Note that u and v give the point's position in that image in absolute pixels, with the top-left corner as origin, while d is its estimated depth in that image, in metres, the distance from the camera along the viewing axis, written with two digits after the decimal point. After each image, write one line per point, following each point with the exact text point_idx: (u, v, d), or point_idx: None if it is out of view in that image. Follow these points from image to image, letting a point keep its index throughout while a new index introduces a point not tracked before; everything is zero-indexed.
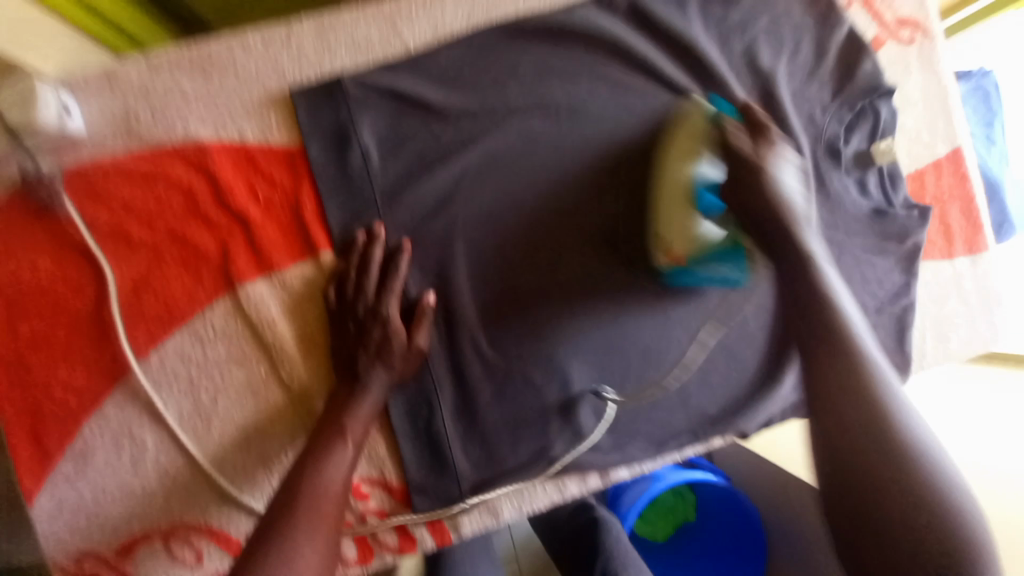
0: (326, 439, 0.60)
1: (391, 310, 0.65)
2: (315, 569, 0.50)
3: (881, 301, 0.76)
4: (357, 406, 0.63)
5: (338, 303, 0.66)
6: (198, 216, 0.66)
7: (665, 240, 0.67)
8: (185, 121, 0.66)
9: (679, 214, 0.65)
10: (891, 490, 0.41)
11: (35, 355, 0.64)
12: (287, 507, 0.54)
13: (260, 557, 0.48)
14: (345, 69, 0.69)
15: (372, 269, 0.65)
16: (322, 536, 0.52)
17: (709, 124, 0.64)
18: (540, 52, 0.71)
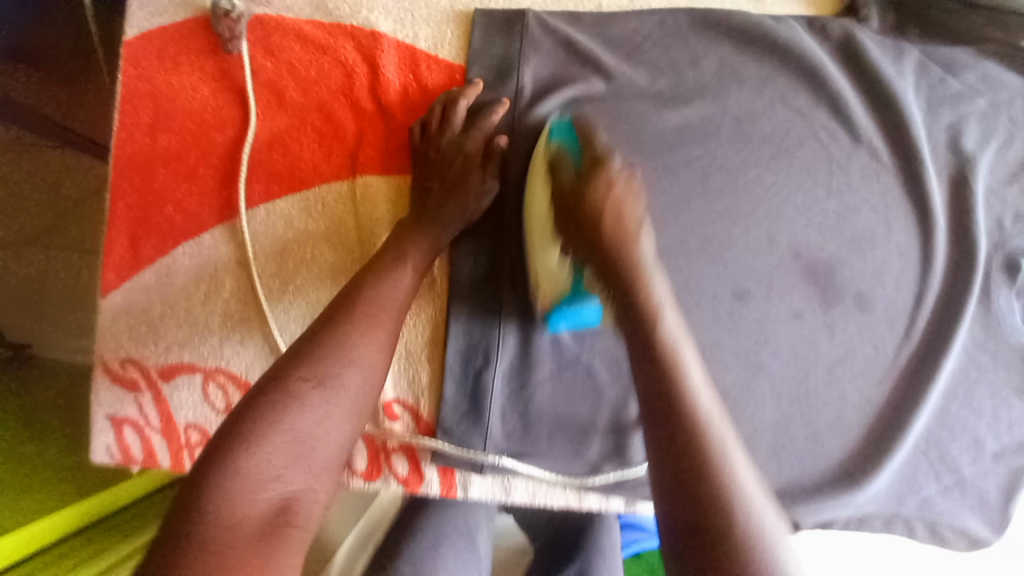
0: (391, 258, 0.58)
1: (472, 146, 0.64)
2: (366, 384, 0.50)
3: (1001, 447, 0.68)
4: (425, 235, 0.61)
5: (433, 168, 0.64)
6: (348, 98, 0.66)
7: (539, 277, 0.62)
8: (370, 8, 0.67)
9: (540, 248, 0.61)
10: (709, 501, 0.39)
11: (162, 168, 0.67)
12: (343, 319, 0.52)
13: (316, 343, 0.49)
14: (533, 9, 0.67)
15: (474, 148, 0.64)
16: (376, 353, 0.52)
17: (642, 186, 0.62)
18: (731, 53, 0.66)
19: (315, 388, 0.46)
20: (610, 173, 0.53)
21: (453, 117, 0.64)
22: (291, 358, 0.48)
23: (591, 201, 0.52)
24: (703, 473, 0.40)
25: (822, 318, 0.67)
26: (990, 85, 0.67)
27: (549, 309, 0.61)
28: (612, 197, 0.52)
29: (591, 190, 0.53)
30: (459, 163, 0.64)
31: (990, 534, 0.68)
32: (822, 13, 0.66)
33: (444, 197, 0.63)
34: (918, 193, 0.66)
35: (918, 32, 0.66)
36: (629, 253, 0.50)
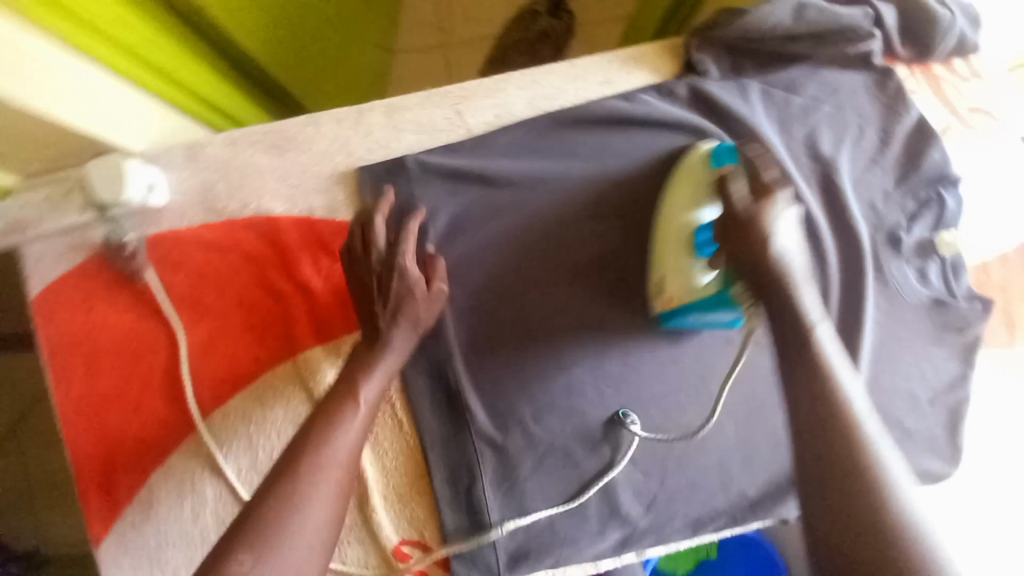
0: (337, 399, 0.57)
1: (407, 262, 0.63)
2: (317, 535, 0.49)
3: (935, 392, 0.75)
4: (377, 360, 0.61)
5: (371, 292, 0.62)
6: (265, 285, 0.69)
7: (667, 283, 0.67)
8: (258, 195, 0.70)
9: (675, 259, 0.66)
10: (857, 507, 0.41)
11: (112, 407, 0.69)
12: (287, 473, 0.51)
13: (264, 510, 0.48)
14: (410, 149, 0.71)
15: (409, 261, 0.63)
16: (320, 507, 0.50)
17: (706, 167, 0.65)
18: (597, 134, 0.72)
19: (256, 567, 0.45)
20: (773, 199, 0.50)
21: (378, 234, 0.63)
22: (241, 524, 0.48)
23: (756, 231, 0.50)
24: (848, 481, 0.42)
25: (751, 338, 0.73)
26: (831, 90, 0.73)
27: (672, 310, 0.68)
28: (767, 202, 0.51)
29: (756, 228, 0.50)
30: (399, 280, 0.62)
31: (949, 468, 0.75)
32: (665, 75, 0.74)
33: (388, 319, 0.62)
34: (796, 202, 0.73)
35: (756, 65, 0.72)
36: (793, 287, 0.49)
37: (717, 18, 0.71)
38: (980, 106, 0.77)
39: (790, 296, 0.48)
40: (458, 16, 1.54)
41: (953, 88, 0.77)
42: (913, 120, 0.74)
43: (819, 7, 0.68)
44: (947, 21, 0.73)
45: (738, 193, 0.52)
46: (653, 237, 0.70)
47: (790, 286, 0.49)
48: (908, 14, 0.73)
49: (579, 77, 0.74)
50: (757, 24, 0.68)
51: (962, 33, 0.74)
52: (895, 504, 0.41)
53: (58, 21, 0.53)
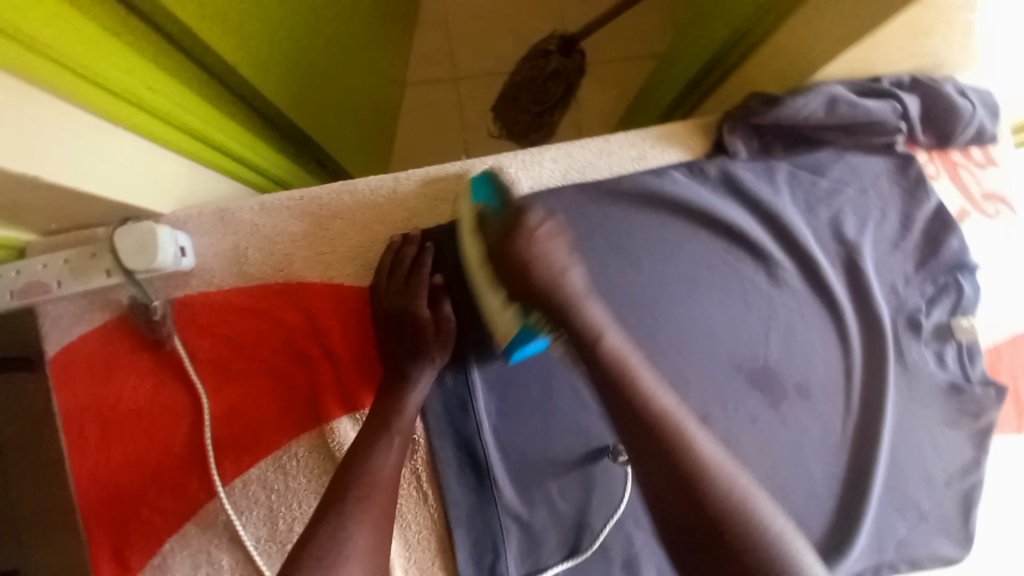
0: (373, 431, 0.63)
1: (420, 305, 0.66)
2: (366, 558, 0.55)
3: (950, 474, 0.76)
4: (405, 399, 0.65)
5: (392, 334, 0.66)
6: (293, 353, 0.68)
7: (496, 322, 0.66)
8: (290, 261, 0.69)
9: (485, 288, 0.66)
10: (713, 525, 0.48)
11: (127, 474, 0.67)
12: (338, 501, 0.57)
13: (322, 537, 0.54)
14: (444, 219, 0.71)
15: (421, 304, 0.66)
16: (369, 528, 0.56)
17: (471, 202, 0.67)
18: (626, 212, 0.74)
19: None
20: (536, 216, 0.60)
21: (395, 275, 0.67)
22: (301, 556, 0.53)
23: (514, 255, 0.58)
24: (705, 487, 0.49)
25: (774, 415, 0.74)
26: (856, 174, 0.75)
27: (510, 345, 0.66)
28: (537, 247, 0.58)
29: (512, 246, 0.58)
30: (411, 322, 0.66)
31: (961, 552, 0.76)
32: (696, 153, 0.75)
33: (409, 361, 0.65)
34: (820, 283, 0.74)
35: (785, 146, 0.74)
36: (570, 309, 0.56)
37: (751, 102, 0.72)
38: (996, 193, 0.80)
39: (583, 313, 0.56)
40: (470, 54, 1.56)
41: (973, 174, 0.79)
42: (935, 206, 0.76)
43: (848, 101, 0.68)
44: (968, 115, 0.73)
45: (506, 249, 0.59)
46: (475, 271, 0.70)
47: (567, 298, 0.56)
48: (933, 103, 0.73)
49: (610, 153, 0.75)
50: (789, 114, 0.68)
51: (982, 126, 0.75)
52: (737, 515, 0.49)
53: (98, 96, 0.50)
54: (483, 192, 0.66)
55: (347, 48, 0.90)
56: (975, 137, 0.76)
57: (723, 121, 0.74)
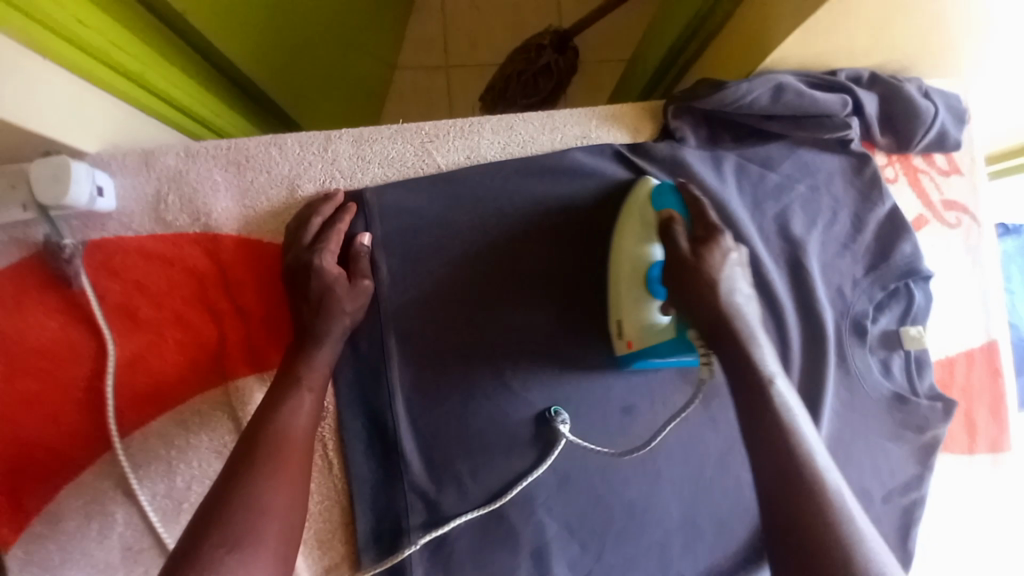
0: (281, 389, 0.59)
1: (326, 261, 0.63)
2: (284, 517, 0.51)
3: (889, 491, 0.73)
4: (311, 355, 0.61)
5: (296, 291, 0.63)
6: (202, 305, 0.66)
7: (624, 324, 0.66)
8: (209, 211, 0.67)
9: (630, 297, 0.65)
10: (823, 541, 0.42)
11: (24, 416, 0.65)
12: (247, 460, 0.53)
13: (225, 500, 0.49)
14: (374, 183, 0.69)
15: (327, 259, 0.63)
16: (286, 488, 0.52)
17: (647, 207, 0.65)
18: (562, 190, 0.71)
19: (228, 551, 0.46)
20: (718, 246, 0.55)
21: (306, 231, 0.65)
22: (204, 519, 0.48)
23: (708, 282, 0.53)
24: (799, 475, 0.44)
25: (704, 413, 0.71)
26: (808, 170, 0.72)
27: (634, 352, 0.66)
28: (723, 270, 0.55)
29: (701, 262, 0.54)
30: (315, 278, 0.62)
31: None
32: (642, 136, 0.73)
33: (316, 321, 0.62)
34: (766, 280, 0.70)
35: (734, 136, 0.72)
36: (736, 320, 0.52)
37: (697, 88, 0.69)
38: (957, 203, 0.76)
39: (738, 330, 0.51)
40: (463, 41, 1.54)
41: (935, 182, 0.76)
42: (889, 210, 0.73)
43: (796, 91, 0.65)
44: (928, 117, 0.70)
45: (681, 240, 0.57)
46: (609, 280, 0.69)
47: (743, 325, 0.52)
48: (893, 100, 0.70)
49: (554, 130, 0.72)
50: (732, 100, 0.65)
51: (944, 128, 0.71)
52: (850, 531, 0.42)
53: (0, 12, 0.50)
54: (660, 190, 0.64)
55: (317, 15, 0.89)
56: (938, 141, 0.72)
57: (666, 107, 0.71)
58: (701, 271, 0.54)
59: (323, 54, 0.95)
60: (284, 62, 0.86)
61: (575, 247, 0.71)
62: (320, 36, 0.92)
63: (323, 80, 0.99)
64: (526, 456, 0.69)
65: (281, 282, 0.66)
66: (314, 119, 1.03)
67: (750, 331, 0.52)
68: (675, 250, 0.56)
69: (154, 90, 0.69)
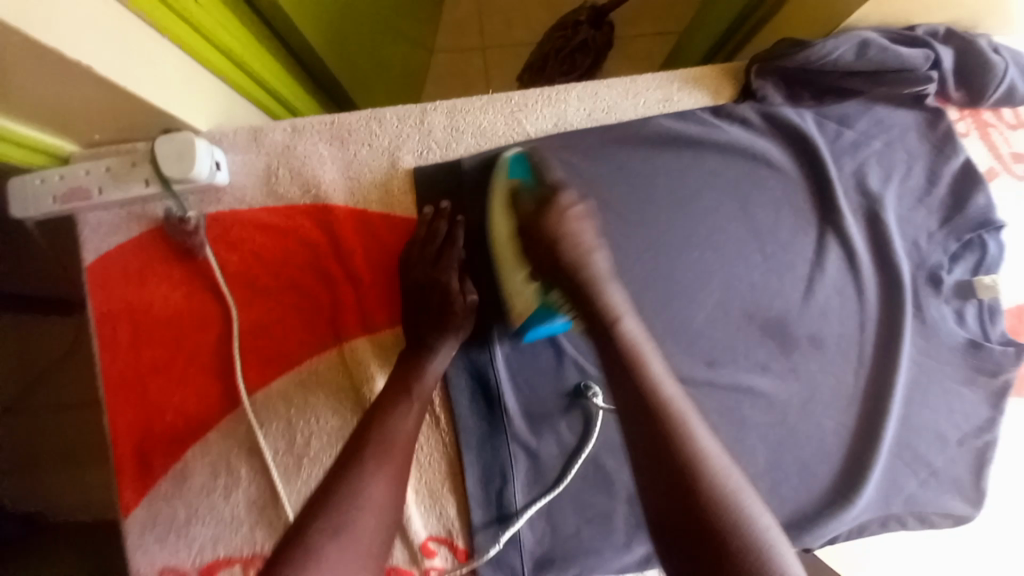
0: (391, 395, 0.63)
1: (451, 277, 0.68)
2: (381, 513, 0.54)
3: (963, 433, 0.76)
4: (424, 367, 0.66)
5: (418, 306, 0.68)
6: (316, 273, 0.70)
7: (514, 297, 0.69)
8: (317, 183, 0.70)
9: (509, 269, 0.68)
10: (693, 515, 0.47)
11: (154, 381, 0.70)
12: (353, 455, 0.57)
13: (334, 485, 0.54)
14: (468, 152, 0.72)
15: (451, 277, 0.68)
16: (389, 485, 0.56)
17: (503, 176, 0.68)
18: (649, 154, 0.74)
19: (333, 533, 0.51)
20: (572, 203, 0.60)
21: (428, 246, 0.69)
22: (316, 499, 0.54)
23: (547, 227, 0.59)
24: (671, 452, 0.49)
25: (785, 364, 0.75)
26: (883, 127, 0.75)
27: (525, 320, 0.69)
28: (567, 223, 0.59)
29: (547, 222, 0.59)
30: (439, 291, 0.68)
31: (971, 510, 0.76)
32: (723, 99, 0.75)
33: (434, 335, 0.67)
34: (841, 236, 0.75)
35: (813, 94, 0.73)
36: (611, 303, 0.55)
37: (780, 48, 0.71)
38: None
39: (601, 295, 0.56)
40: (500, 23, 1.56)
41: (1004, 135, 0.78)
42: (963, 163, 0.75)
43: (880, 47, 0.67)
44: (1000, 71, 0.72)
45: (529, 207, 0.62)
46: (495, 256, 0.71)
47: (589, 275, 0.57)
48: (966, 56, 0.72)
49: (636, 96, 0.75)
50: (818, 58, 0.68)
51: (1013, 84, 0.74)
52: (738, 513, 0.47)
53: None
54: (515, 167, 0.67)
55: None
56: (1007, 97, 0.75)
57: (749, 67, 0.74)
58: (558, 238, 0.59)
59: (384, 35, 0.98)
60: (356, 43, 0.88)
61: (662, 207, 0.74)
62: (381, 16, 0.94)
63: (385, 63, 1.01)
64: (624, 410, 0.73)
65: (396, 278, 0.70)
66: (374, 102, 1.05)
67: (600, 273, 0.57)
68: (531, 216, 0.61)
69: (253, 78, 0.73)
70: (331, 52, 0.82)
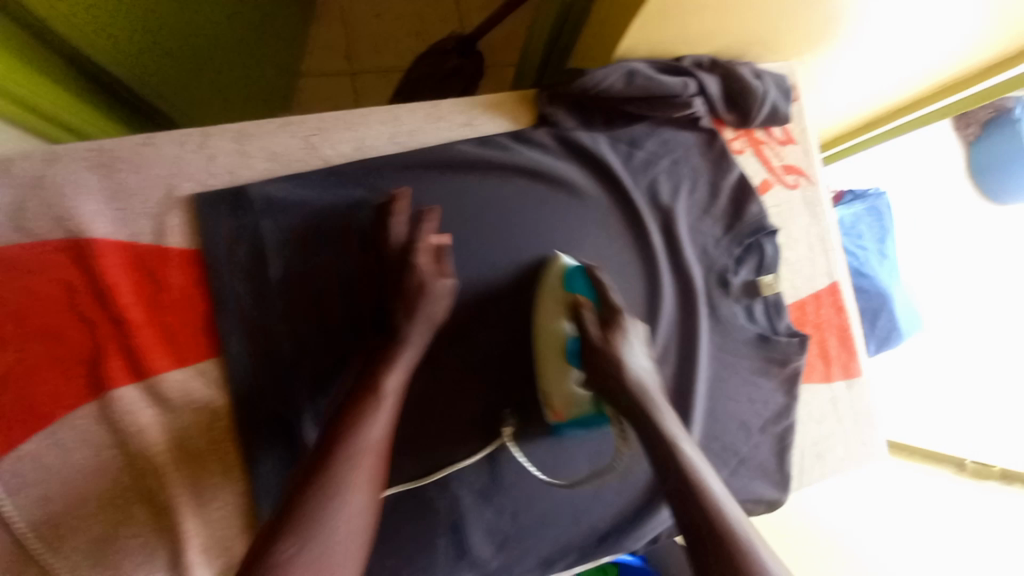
0: (361, 392, 0.57)
1: (421, 259, 0.65)
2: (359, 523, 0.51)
3: (764, 421, 0.82)
4: (395, 353, 0.61)
5: (394, 289, 0.64)
6: (76, 315, 0.62)
7: (552, 397, 0.70)
8: (74, 216, 0.62)
9: (553, 374, 0.69)
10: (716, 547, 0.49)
11: None
12: (334, 464, 0.51)
13: (294, 505, 0.48)
14: (256, 180, 0.68)
15: (423, 260, 0.65)
16: (360, 497, 0.51)
17: (561, 290, 0.69)
18: (452, 174, 0.74)
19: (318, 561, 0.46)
20: (623, 339, 0.61)
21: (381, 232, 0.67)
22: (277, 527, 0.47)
23: (606, 364, 0.60)
24: (700, 510, 0.51)
25: None
26: (668, 147, 0.82)
27: (561, 421, 0.71)
28: (614, 351, 0.60)
29: (604, 365, 0.60)
30: (411, 272, 0.64)
31: (778, 493, 0.82)
32: (523, 122, 0.79)
33: (407, 318, 0.63)
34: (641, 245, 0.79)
35: (602, 118, 0.78)
36: (653, 411, 0.58)
37: (566, 77, 0.76)
38: (795, 168, 0.88)
39: (620, 381, 0.59)
40: (367, 48, 1.56)
41: (775, 151, 0.87)
42: (739, 177, 0.83)
43: (645, 76, 0.74)
44: (760, 95, 0.81)
45: (591, 323, 0.62)
46: (535, 349, 0.73)
47: (636, 397, 0.59)
48: (731, 82, 0.81)
49: (438, 119, 0.75)
50: (591, 86, 0.73)
51: (774, 105, 0.83)
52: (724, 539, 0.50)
53: None
54: (575, 278, 0.69)
55: (190, 19, 0.89)
56: (771, 116, 0.84)
57: (539, 96, 0.78)
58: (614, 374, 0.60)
59: (201, 48, 0.95)
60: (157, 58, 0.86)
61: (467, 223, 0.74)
62: (194, 33, 0.92)
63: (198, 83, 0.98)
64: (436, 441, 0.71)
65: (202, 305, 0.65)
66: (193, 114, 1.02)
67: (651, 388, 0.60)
68: (585, 337, 0.62)
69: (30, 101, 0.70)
70: (120, 65, 0.78)
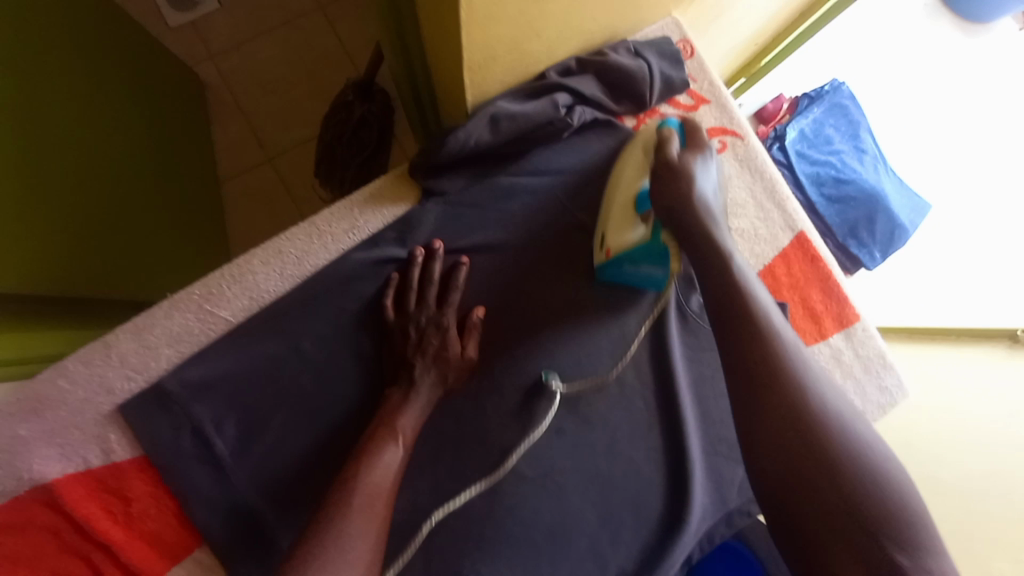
0: (404, 381, 0.68)
1: (448, 299, 0.71)
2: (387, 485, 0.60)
3: None
4: (409, 404, 0.66)
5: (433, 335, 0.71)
6: (70, 552, 0.64)
7: (607, 235, 0.71)
8: (28, 466, 0.64)
9: (620, 216, 0.69)
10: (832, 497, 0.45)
11: None
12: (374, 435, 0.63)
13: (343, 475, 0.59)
14: (172, 364, 0.70)
15: (433, 292, 0.71)
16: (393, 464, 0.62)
17: (650, 137, 0.68)
18: (361, 281, 0.72)
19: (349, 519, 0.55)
20: (701, 156, 0.60)
21: (429, 292, 0.71)
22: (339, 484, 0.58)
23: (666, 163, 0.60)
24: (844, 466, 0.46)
25: (577, 418, 0.76)
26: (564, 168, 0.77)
27: (611, 261, 0.72)
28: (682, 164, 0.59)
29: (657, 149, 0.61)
30: (443, 336, 0.69)
31: None
32: (409, 206, 0.76)
33: (424, 367, 0.69)
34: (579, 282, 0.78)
35: (479, 171, 0.75)
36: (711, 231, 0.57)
37: (432, 145, 0.72)
38: (715, 128, 0.83)
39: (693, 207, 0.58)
40: (272, 127, 1.44)
41: (687, 119, 0.82)
42: None
43: (508, 115, 0.70)
44: (644, 76, 0.75)
45: (672, 147, 0.62)
46: (607, 196, 0.74)
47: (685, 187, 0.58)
48: (607, 77, 0.76)
49: (324, 234, 0.74)
50: (457, 147, 0.70)
51: (665, 76, 0.77)
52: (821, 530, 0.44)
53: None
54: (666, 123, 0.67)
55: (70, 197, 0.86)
56: (667, 89, 0.78)
57: (418, 169, 0.74)
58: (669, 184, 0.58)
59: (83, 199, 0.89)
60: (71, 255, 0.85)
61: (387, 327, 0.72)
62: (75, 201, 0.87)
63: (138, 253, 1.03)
64: (436, 549, 0.68)
65: (174, 498, 0.67)
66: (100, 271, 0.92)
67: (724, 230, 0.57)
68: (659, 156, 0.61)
69: (23, 358, 0.78)
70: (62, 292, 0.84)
